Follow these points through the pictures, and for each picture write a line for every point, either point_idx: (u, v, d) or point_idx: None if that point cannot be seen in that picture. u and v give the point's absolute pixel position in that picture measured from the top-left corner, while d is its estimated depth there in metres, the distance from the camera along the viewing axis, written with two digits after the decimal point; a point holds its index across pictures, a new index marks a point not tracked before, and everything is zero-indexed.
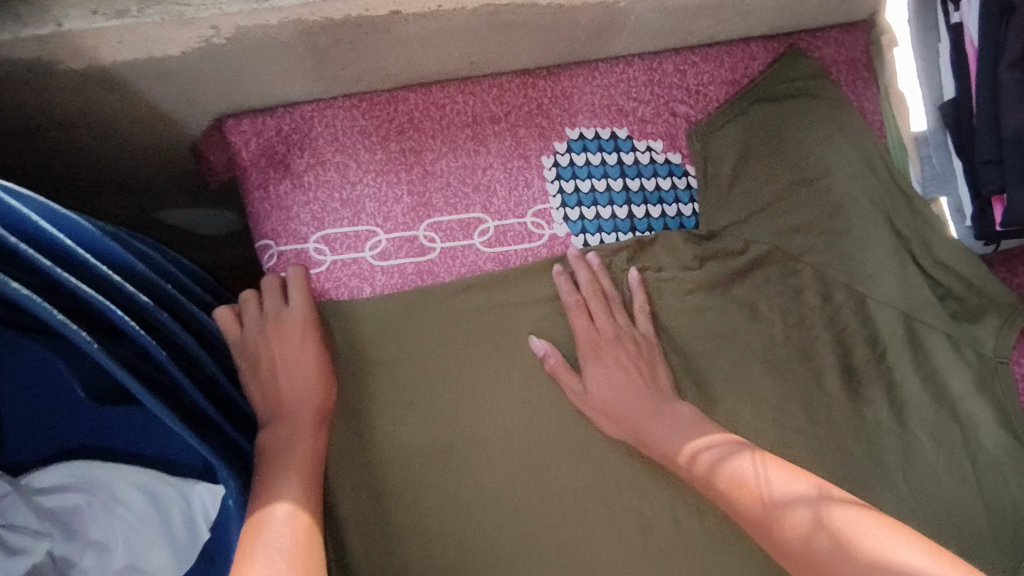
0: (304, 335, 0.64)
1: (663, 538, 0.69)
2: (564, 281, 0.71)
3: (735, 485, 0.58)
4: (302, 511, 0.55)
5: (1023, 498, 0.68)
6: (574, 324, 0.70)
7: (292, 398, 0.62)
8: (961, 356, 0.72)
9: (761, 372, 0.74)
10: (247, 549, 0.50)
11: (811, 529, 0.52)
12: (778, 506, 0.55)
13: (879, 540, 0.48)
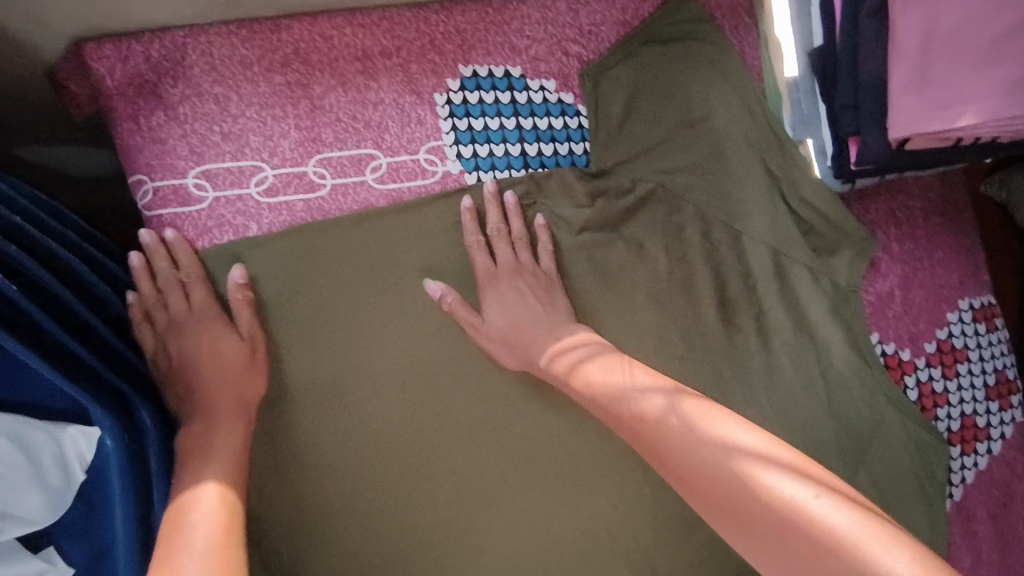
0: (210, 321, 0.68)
1: (548, 456, 0.75)
2: (470, 216, 0.74)
3: (592, 376, 0.68)
4: (227, 494, 0.59)
5: (864, 409, 0.79)
6: (474, 255, 0.74)
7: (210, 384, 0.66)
8: (819, 285, 0.80)
9: (645, 305, 0.78)
10: (182, 514, 0.55)
11: (656, 406, 0.62)
12: (628, 389, 0.65)
13: (706, 409, 0.60)
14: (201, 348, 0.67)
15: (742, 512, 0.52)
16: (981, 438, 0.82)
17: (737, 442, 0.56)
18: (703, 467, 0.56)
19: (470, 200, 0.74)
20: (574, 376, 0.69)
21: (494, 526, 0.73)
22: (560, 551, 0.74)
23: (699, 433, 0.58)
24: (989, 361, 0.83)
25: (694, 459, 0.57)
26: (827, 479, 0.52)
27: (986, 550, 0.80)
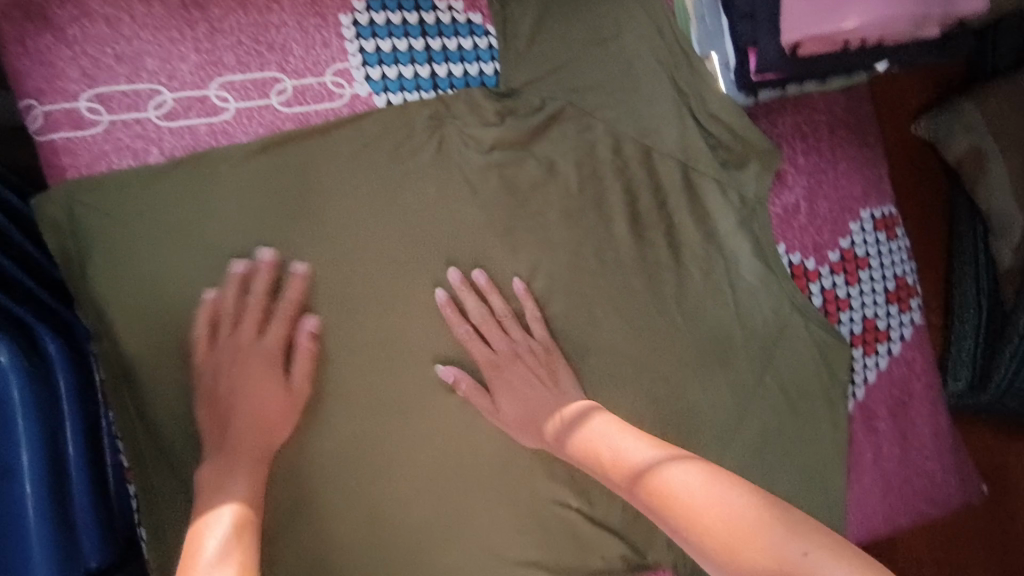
0: (246, 364, 0.70)
1: (467, 370, 0.77)
2: (450, 310, 0.75)
3: (575, 434, 0.72)
4: (239, 512, 0.64)
5: (768, 315, 0.83)
6: (472, 350, 0.75)
7: (242, 417, 0.68)
8: (726, 198, 0.82)
9: (557, 221, 0.79)
10: (193, 549, 0.60)
11: (639, 466, 0.66)
12: (614, 447, 0.69)
13: (688, 465, 0.64)
14: (228, 385, 0.69)
15: (727, 555, 0.54)
16: (882, 340, 0.86)
17: (725, 491, 0.60)
18: (687, 514, 0.59)
19: (444, 293, 0.75)
20: (558, 425, 0.73)
21: (415, 439, 0.76)
22: (481, 461, 0.77)
23: (681, 487, 0.61)
24: (890, 268, 0.87)
25: (678, 508, 0.60)
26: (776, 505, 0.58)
27: (887, 444, 0.85)
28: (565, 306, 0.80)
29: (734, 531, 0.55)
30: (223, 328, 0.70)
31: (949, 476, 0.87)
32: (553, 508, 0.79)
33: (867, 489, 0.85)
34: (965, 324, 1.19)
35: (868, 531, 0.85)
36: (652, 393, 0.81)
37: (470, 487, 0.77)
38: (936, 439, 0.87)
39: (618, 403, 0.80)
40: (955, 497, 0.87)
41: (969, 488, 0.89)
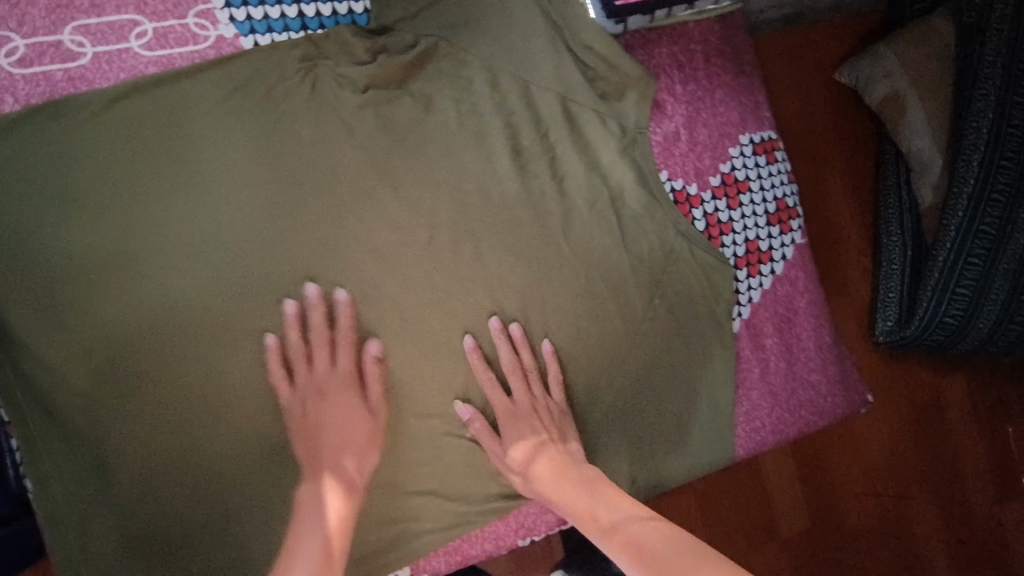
0: (346, 387, 0.77)
1: (357, 308, 0.78)
2: (476, 359, 0.80)
3: (551, 495, 0.77)
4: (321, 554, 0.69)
5: (654, 242, 0.86)
6: (491, 397, 0.80)
7: (328, 450, 0.74)
8: (606, 128, 0.84)
9: (438, 157, 0.80)
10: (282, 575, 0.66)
11: (603, 524, 0.72)
12: (588, 506, 0.75)
13: (648, 522, 0.70)
14: (337, 414, 0.76)
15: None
16: (765, 260, 0.90)
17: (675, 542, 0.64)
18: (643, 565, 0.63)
19: (470, 340, 0.80)
20: (540, 487, 0.78)
21: (308, 387, 0.76)
22: (378, 399, 0.79)
23: (638, 541, 0.67)
24: (770, 191, 0.90)
25: (637, 557, 0.65)
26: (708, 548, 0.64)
27: (772, 360, 0.90)
28: (452, 242, 0.81)
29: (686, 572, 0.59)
30: (325, 356, 0.76)
31: (833, 387, 0.92)
32: (450, 439, 0.81)
33: (756, 405, 0.89)
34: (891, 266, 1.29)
35: (757, 446, 0.89)
36: (545, 325, 0.83)
37: None
38: (819, 352, 0.92)
39: (509, 334, 0.83)
40: (840, 406, 0.92)
41: (852, 397, 0.94)
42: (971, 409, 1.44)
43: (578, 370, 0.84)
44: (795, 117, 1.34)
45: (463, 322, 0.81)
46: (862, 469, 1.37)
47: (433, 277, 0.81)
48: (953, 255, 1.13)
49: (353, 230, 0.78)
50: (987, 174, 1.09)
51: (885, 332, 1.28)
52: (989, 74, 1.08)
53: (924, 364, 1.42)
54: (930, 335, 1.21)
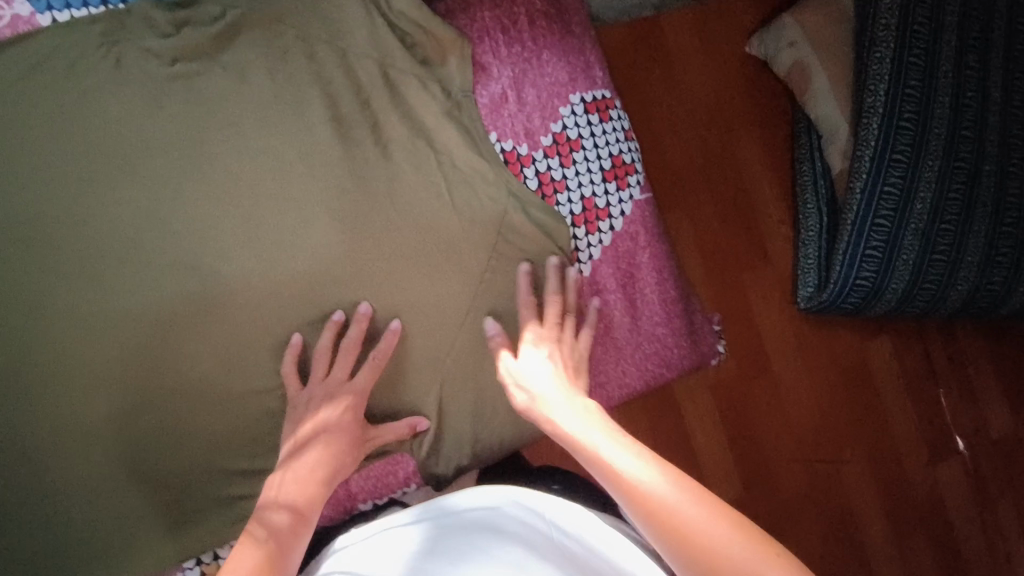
0: (356, 403, 0.80)
1: (177, 283, 0.77)
2: (525, 278, 0.85)
3: (550, 423, 0.71)
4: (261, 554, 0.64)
5: (486, 202, 0.86)
6: (523, 318, 0.84)
7: (337, 440, 0.77)
8: (427, 91, 0.85)
9: (255, 127, 0.80)
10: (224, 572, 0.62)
11: (599, 455, 0.64)
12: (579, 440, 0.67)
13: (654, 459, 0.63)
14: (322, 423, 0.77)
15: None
16: (603, 217, 0.91)
17: (694, 510, 0.56)
18: (662, 531, 0.56)
19: (526, 266, 0.86)
20: (539, 411, 0.73)
21: (318, 390, 0.79)
22: (205, 372, 0.78)
23: (653, 490, 0.58)
24: (605, 148, 0.91)
25: (648, 510, 0.57)
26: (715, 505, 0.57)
27: (616, 316, 0.91)
28: (273, 209, 0.80)
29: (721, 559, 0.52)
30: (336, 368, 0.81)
31: (681, 341, 0.94)
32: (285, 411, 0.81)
33: (599, 361, 0.90)
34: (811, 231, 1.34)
35: (605, 401, 0.92)
36: (376, 289, 0.84)
37: (192, 396, 0.78)
38: (664, 306, 0.93)
39: (341, 299, 0.83)
40: (688, 359, 0.95)
41: (702, 349, 0.97)
42: (899, 366, 1.43)
43: (414, 332, 0.86)
44: (700, 91, 1.40)
45: (290, 290, 0.81)
46: (789, 432, 1.39)
47: (255, 245, 0.80)
48: (862, 214, 1.20)
49: (165, 202, 0.77)
50: (887, 134, 1.19)
51: (806, 298, 1.33)
52: (885, 37, 1.19)
53: (852, 330, 1.42)
54: (845, 298, 1.26)
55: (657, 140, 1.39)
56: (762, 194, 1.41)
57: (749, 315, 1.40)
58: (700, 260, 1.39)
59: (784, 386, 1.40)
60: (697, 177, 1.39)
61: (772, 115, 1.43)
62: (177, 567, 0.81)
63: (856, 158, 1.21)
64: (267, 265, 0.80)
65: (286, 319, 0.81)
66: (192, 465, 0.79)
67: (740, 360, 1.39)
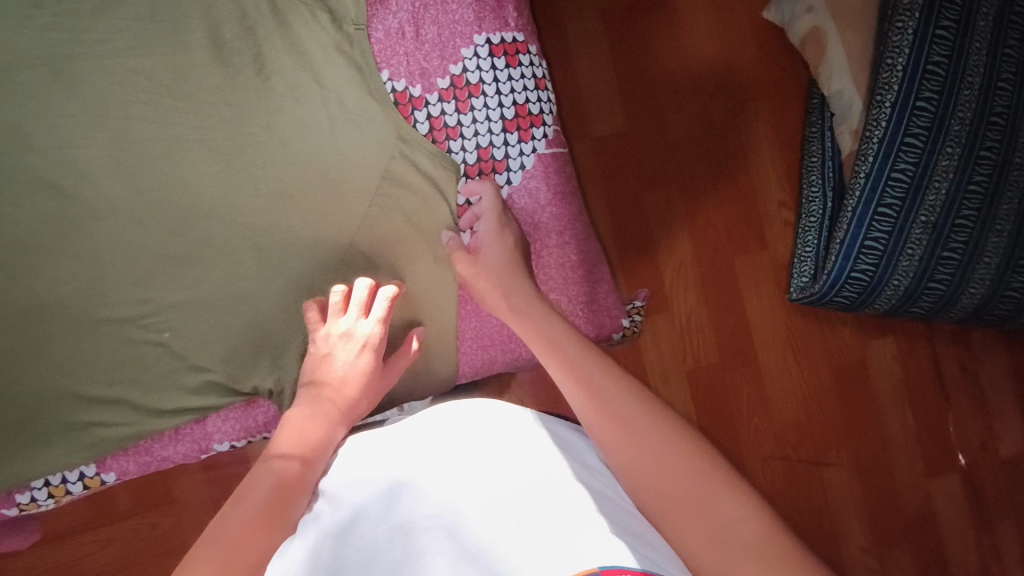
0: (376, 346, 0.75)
1: (40, 204, 0.76)
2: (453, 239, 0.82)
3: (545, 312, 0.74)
4: (275, 487, 0.59)
5: (373, 145, 0.81)
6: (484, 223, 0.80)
7: (358, 386, 0.73)
8: (316, 22, 0.80)
9: (129, 48, 0.77)
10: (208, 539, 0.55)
11: (564, 373, 0.66)
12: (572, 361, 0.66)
13: (606, 371, 0.66)
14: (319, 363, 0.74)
15: (659, 507, 0.54)
16: (500, 170, 0.85)
17: (661, 444, 0.58)
18: (629, 455, 0.57)
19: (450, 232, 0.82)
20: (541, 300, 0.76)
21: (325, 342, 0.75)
22: (64, 295, 0.77)
23: (609, 407, 0.61)
24: (509, 96, 0.84)
25: (621, 442, 0.58)
26: (659, 422, 0.60)
27: None
28: (143, 134, 0.77)
29: (667, 492, 0.54)
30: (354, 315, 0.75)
31: (579, 310, 0.88)
32: (148, 346, 0.79)
33: (482, 323, 0.87)
34: (812, 205, 1.27)
35: (485, 362, 0.88)
36: (250, 226, 0.80)
37: (50, 318, 0.77)
38: (561, 271, 0.87)
39: (212, 235, 0.79)
40: (587, 331, 0.89)
41: (603, 322, 0.90)
42: (900, 369, 1.35)
43: (290, 277, 0.81)
44: (703, 66, 1.33)
45: (154, 219, 0.78)
46: (770, 428, 1.32)
47: (122, 171, 0.77)
48: (865, 201, 1.10)
49: (30, 119, 0.75)
50: (902, 114, 1.08)
51: (798, 289, 1.26)
52: (910, 5, 1.06)
53: (851, 329, 1.34)
54: (839, 292, 1.18)
55: (655, 115, 1.32)
56: (762, 177, 1.34)
57: (734, 301, 1.33)
58: (694, 239, 1.32)
59: (770, 379, 1.33)
60: (693, 157, 1.33)
61: (781, 94, 1.35)
62: (19, 489, 0.78)
63: (864, 139, 1.11)
64: (134, 193, 0.77)
65: (150, 248, 0.78)
66: (44, 387, 0.77)
67: (723, 350, 1.32)
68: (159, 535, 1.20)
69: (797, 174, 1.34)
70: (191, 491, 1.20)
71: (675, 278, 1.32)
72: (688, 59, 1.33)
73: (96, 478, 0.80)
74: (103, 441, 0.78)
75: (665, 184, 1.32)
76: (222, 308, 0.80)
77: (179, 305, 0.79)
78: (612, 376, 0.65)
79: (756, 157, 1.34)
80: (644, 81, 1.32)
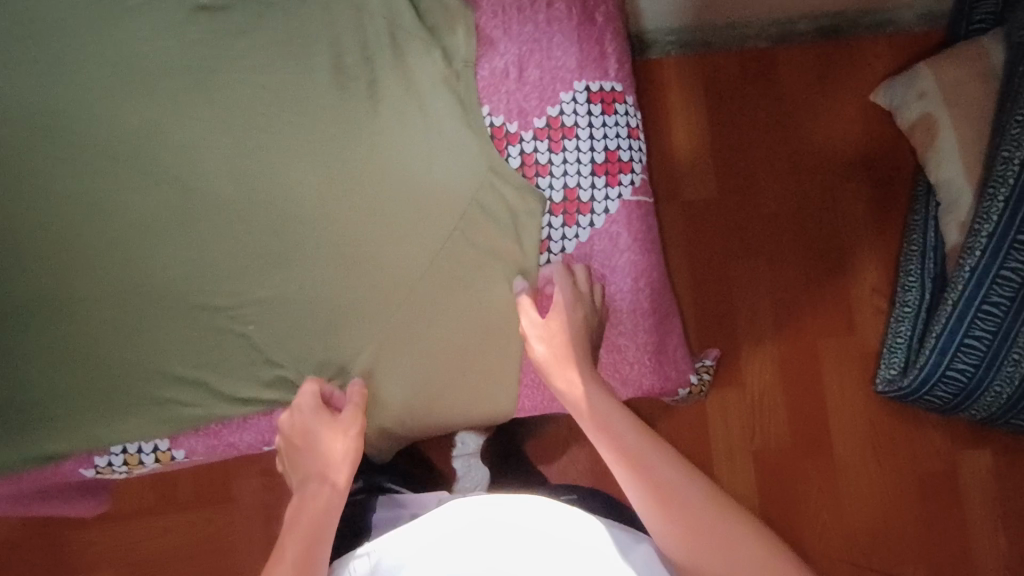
0: (344, 432, 0.78)
1: (163, 194, 0.84)
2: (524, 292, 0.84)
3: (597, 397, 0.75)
4: None
5: (465, 173, 0.85)
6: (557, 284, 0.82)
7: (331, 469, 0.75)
8: (429, 56, 0.85)
9: (262, 66, 0.85)
10: None
11: (626, 471, 0.68)
12: (638, 458, 0.68)
13: (670, 460, 0.68)
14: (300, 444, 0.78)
15: None
16: (584, 212, 0.87)
17: (734, 536, 0.62)
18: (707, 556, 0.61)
19: (522, 282, 0.84)
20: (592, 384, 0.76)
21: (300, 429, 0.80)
22: (169, 278, 0.84)
23: (675, 496, 0.65)
24: (600, 141, 0.86)
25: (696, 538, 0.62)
26: (724, 508, 0.64)
27: None
28: (261, 142, 0.85)
29: None
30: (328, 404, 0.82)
31: (646, 360, 0.88)
32: (232, 335, 0.84)
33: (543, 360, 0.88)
34: (908, 293, 1.20)
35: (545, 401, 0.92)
36: (340, 237, 0.85)
37: (152, 296, 0.83)
38: (632, 317, 0.87)
39: (305, 241, 0.85)
40: (650, 380, 0.88)
41: (670, 374, 0.89)
42: (996, 489, 1.22)
43: (372, 290, 0.85)
44: (801, 139, 1.32)
45: (259, 219, 0.85)
46: (838, 526, 1.23)
47: (239, 173, 0.85)
48: (967, 297, 1.04)
49: (169, 118, 0.84)
50: (1017, 210, 1.00)
51: (885, 381, 1.19)
52: None
53: (943, 435, 1.23)
54: (931, 390, 1.12)
55: (747, 183, 1.31)
56: (856, 261, 1.29)
57: (810, 383, 1.26)
58: (775, 312, 1.28)
59: (842, 473, 1.24)
60: (779, 231, 1.30)
61: (882, 173, 1.30)
62: (98, 453, 0.84)
63: (972, 233, 1.04)
64: (245, 193, 0.85)
65: (247, 246, 0.84)
66: (135, 359, 0.83)
67: (794, 436, 1.25)
68: (211, 528, 1.34)
69: (895, 261, 1.28)
70: (245, 493, 1.34)
71: (751, 357, 1.27)
72: (790, 132, 1.32)
73: (167, 452, 0.85)
74: (179, 418, 0.83)
75: (750, 252, 1.30)
76: (304, 309, 0.85)
77: (265, 301, 0.84)
78: (669, 463, 0.68)
79: (849, 234, 1.29)
80: (739, 148, 1.32)
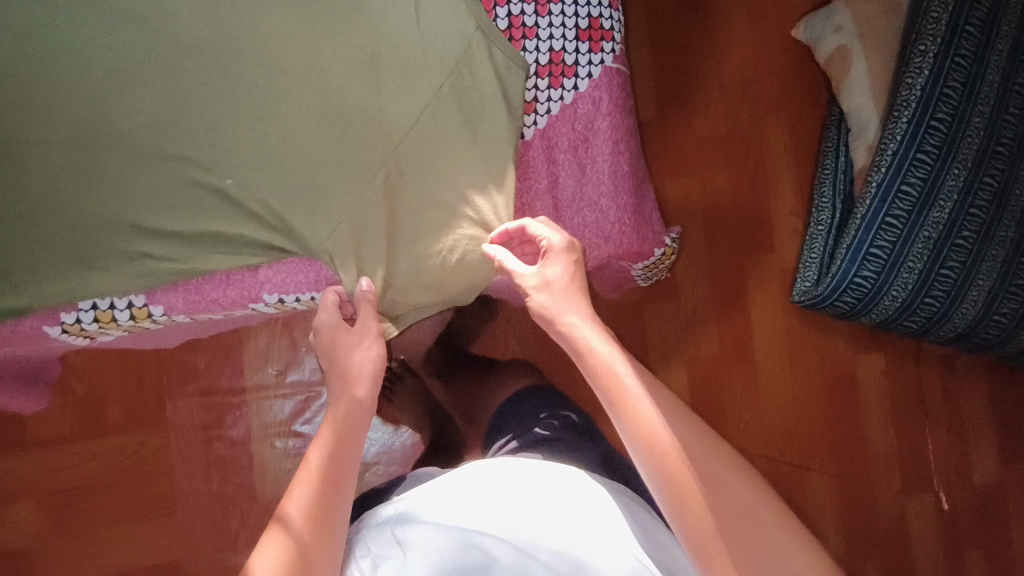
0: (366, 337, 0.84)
1: (129, 35, 0.78)
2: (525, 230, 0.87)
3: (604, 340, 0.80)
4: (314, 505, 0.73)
5: (453, 30, 0.84)
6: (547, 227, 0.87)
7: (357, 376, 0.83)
8: None
9: None
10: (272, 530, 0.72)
11: (638, 411, 0.74)
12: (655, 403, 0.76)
13: (676, 408, 0.77)
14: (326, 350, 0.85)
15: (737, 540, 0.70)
16: (568, 75, 0.90)
17: (731, 482, 0.73)
18: (711, 500, 0.71)
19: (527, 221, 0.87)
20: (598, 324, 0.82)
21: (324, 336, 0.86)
22: (138, 126, 0.78)
23: (682, 440, 0.74)
24: (585, 7, 0.89)
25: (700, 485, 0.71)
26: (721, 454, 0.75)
27: (563, 176, 0.94)
28: None
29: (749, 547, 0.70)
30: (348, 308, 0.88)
31: (627, 218, 0.99)
32: (208, 195, 0.81)
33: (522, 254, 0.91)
34: (821, 214, 1.30)
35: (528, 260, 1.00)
36: (321, 93, 0.82)
37: (120, 142, 0.78)
38: (615, 178, 0.96)
39: (282, 98, 0.81)
40: (627, 238, 1.00)
41: (644, 233, 1.03)
42: (887, 385, 1.39)
43: (354, 152, 0.83)
44: (744, 51, 1.40)
45: (236, 67, 0.80)
46: (759, 420, 1.36)
47: (213, 16, 0.80)
48: (873, 210, 1.16)
49: None
50: (916, 130, 1.14)
51: (801, 292, 1.27)
52: (933, 30, 1.15)
53: (848, 336, 1.38)
54: (840, 296, 1.21)
55: (695, 93, 1.39)
56: (783, 176, 1.39)
57: (741, 287, 1.37)
58: (715, 215, 1.38)
59: (765, 374, 1.37)
60: (714, 145, 1.39)
61: (814, 86, 1.40)
62: (66, 307, 0.80)
63: (878, 151, 1.17)
64: (220, 41, 0.80)
65: (222, 98, 0.80)
66: (105, 208, 0.78)
67: (727, 336, 1.37)
68: (144, 453, 1.29)
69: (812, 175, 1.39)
70: (182, 413, 1.29)
71: (686, 262, 1.37)
72: (732, 47, 1.40)
73: (144, 308, 0.83)
74: (154, 272, 0.81)
75: (695, 159, 1.38)
76: (282, 168, 0.82)
77: (245, 156, 0.81)
78: (678, 412, 0.76)
79: (777, 148, 1.39)
80: (688, 58, 1.39)
